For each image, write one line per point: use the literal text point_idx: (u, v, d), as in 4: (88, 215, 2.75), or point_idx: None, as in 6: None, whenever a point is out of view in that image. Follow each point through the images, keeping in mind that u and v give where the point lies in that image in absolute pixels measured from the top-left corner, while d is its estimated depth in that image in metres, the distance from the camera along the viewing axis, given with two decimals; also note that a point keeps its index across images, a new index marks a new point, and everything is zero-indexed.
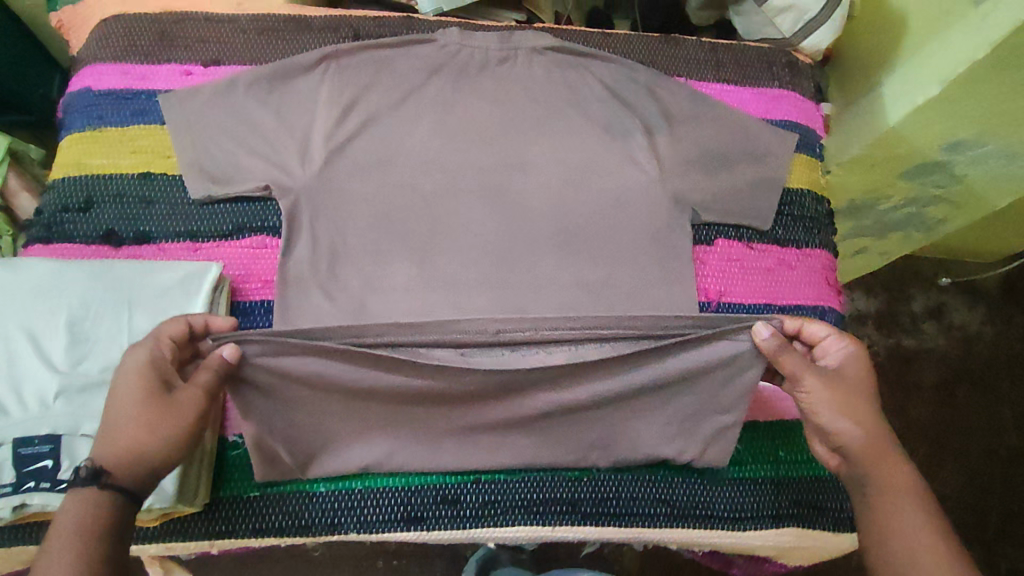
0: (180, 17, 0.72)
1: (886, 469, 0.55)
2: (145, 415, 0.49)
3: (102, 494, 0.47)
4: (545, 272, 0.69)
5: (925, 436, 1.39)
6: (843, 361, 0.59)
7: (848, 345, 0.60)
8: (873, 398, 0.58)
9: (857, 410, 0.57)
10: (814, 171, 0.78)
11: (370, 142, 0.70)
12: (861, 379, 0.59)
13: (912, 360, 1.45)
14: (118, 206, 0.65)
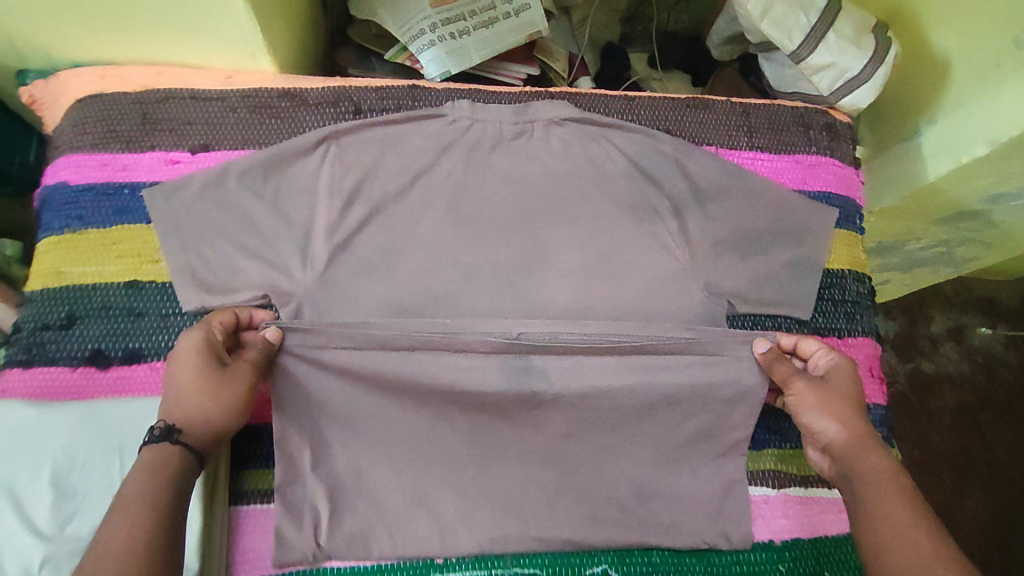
0: (164, 96, 0.65)
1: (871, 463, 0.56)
2: (202, 384, 0.53)
3: (171, 447, 0.50)
4: (569, 375, 0.64)
5: (947, 463, 1.25)
6: (832, 369, 0.62)
7: (838, 357, 0.63)
8: (862, 403, 0.60)
9: (841, 413, 0.59)
10: (854, 248, 0.73)
11: (376, 237, 0.64)
12: (850, 386, 0.61)
13: (933, 387, 1.31)
14: (104, 320, 0.59)
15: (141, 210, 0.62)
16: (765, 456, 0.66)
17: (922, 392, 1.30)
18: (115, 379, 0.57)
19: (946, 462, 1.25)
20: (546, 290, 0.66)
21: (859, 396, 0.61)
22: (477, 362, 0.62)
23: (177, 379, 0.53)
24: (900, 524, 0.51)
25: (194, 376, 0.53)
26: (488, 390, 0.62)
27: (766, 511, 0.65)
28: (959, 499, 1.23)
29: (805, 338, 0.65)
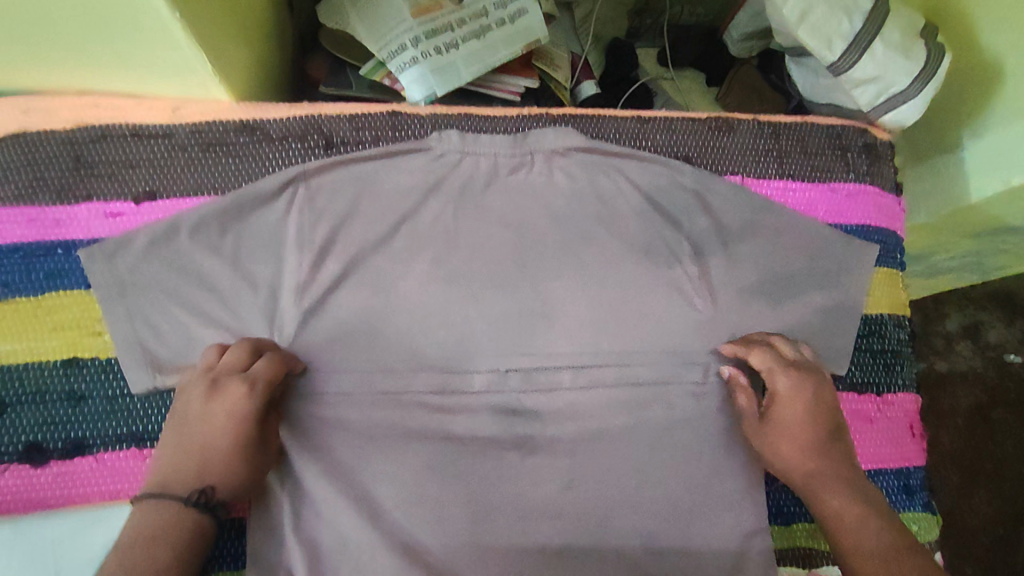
0: (100, 134, 0.56)
1: (832, 502, 0.52)
2: (244, 449, 0.49)
3: (206, 517, 0.47)
4: (577, 449, 0.56)
5: (955, 465, 1.16)
6: (778, 392, 0.55)
7: (783, 376, 0.55)
8: (820, 428, 0.54)
9: (793, 452, 0.54)
10: (895, 288, 0.65)
11: (355, 296, 0.56)
12: (803, 415, 0.54)
13: (946, 386, 1.19)
14: (40, 407, 0.51)
15: (77, 273, 0.53)
16: (794, 534, 0.58)
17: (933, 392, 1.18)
18: (57, 476, 0.50)
19: (952, 464, 1.16)
20: (551, 351, 0.58)
21: (813, 424, 0.54)
22: (460, 407, 0.56)
23: (210, 431, 0.48)
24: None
25: (240, 440, 0.48)
26: (482, 459, 0.55)
27: None
28: (965, 502, 1.14)
29: (748, 351, 0.56)
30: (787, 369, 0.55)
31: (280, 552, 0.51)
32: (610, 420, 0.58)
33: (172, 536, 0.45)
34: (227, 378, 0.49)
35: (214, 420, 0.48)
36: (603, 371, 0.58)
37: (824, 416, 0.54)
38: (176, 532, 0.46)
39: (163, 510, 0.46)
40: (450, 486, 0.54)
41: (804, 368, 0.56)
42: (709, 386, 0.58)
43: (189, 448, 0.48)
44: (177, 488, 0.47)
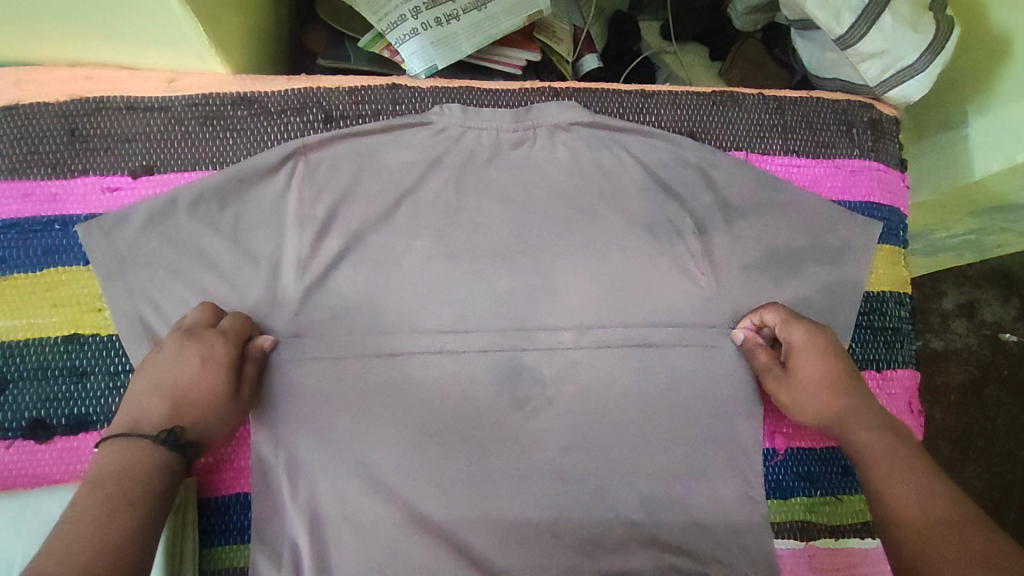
0: (93, 107, 0.55)
1: (864, 442, 0.50)
2: (217, 396, 0.48)
3: (173, 457, 0.45)
4: (576, 428, 0.56)
5: (947, 438, 1.17)
6: (794, 345, 0.54)
7: (795, 331, 0.55)
8: (838, 375, 0.53)
9: (815, 401, 0.53)
10: (897, 265, 0.65)
11: (356, 272, 0.56)
12: (822, 363, 0.53)
13: (940, 363, 1.19)
14: (42, 383, 0.51)
15: (75, 248, 0.53)
16: (793, 506, 0.59)
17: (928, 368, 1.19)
18: (60, 452, 0.50)
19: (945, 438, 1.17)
20: (552, 326, 0.58)
21: (833, 373, 0.53)
22: (462, 383, 0.56)
23: (181, 375, 0.47)
24: (913, 505, 0.44)
25: (209, 385, 0.48)
26: (484, 434, 0.55)
27: (794, 567, 0.58)
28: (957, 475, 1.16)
29: (761, 312, 0.57)
30: (800, 323, 0.55)
31: (288, 521, 0.52)
32: (612, 396, 0.57)
33: (142, 471, 0.43)
34: (198, 330, 0.49)
35: (185, 367, 0.47)
36: (605, 346, 0.58)
37: (842, 363, 0.54)
38: (146, 464, 0.43)
39: (132, 446, 0.44)
40: (453, 458, 0.54)
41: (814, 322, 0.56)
42: (709, 361, 0.58)
43: (159, 391, 0.47)
44: (144, 424, 0.45)
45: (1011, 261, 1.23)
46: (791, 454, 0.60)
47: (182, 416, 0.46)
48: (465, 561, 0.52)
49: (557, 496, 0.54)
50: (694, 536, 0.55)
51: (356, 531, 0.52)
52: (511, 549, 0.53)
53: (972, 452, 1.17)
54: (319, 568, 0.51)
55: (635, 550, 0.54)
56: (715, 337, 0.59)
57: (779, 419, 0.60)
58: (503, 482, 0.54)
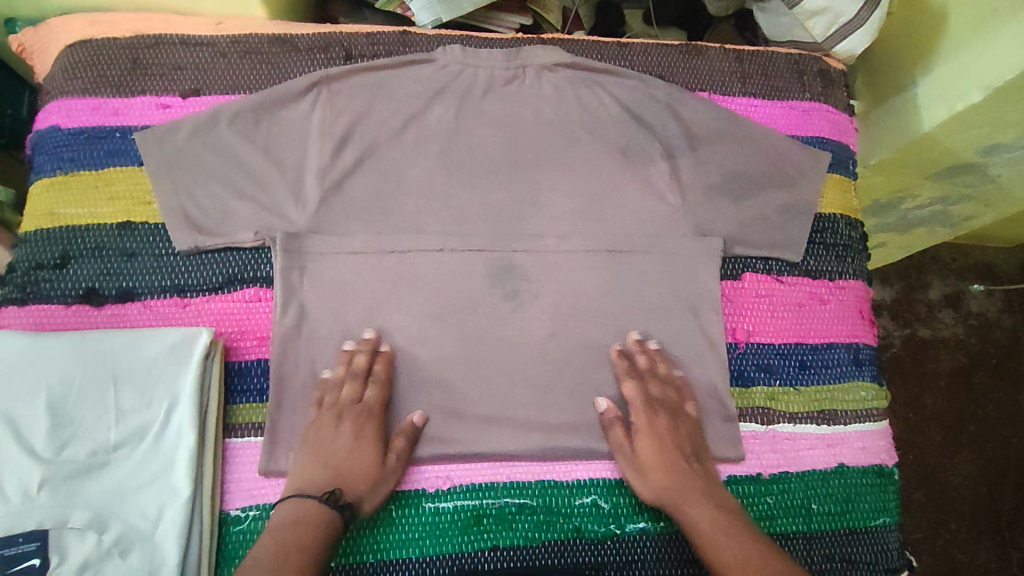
0: (153, 41, 0.66)
1: (693, 515, 0.56)
2: (370, 461, 0.57)
3: (336, 516, 0.53)
4: (561, 315, 0.64)
5: (939, 424, 1.18)
6: (642, 424, 0.60)
7: (643, 416, 0.60)
8: (675, 453, 0.59)
9: (657, 476, 0.58)
10: (847, 193, 0.73)
11: (369, 183, 0.64)
12: (662, 451, 0.59)
13: (926, 350, 1.22)
14: (98, 260, 0.60)
15: (132, 152, 0.63)
16: (754, 394, 0.65)
17: (913, 353, 1.21)
18: (111, 317, 0.59)
19: (934, 422, 1.18)
20: (538, 234, 0.66)
21: (654, 446, 0.59)
22: (459, 281, 0.64)
23: (345, 448, 0.57)
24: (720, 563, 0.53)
25: (371, 461, 0.57)
26: (478, 323, 0.63)
27: (757, 447, 0.64)
28: (947, 460, 1.16)
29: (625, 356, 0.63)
30: (646, 412, 0.60)
31: (308, 382, 0.60)
32: (592, 290, 0.65)
33: (300, 525, 0.52)
34: (348, 412, 0.58)
35: (344, 442, 0.57)
36: (585, 251, 0.66)
37: (676, 432, 0.61)
38: (296, 519, 0.52)
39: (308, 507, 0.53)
40: (451, 339, 0.62)
41: (667, 413, 0.61)
42: (678, 266, 0.66)
43: (330, 465, 0.56)
44: (314, 487, 0.55)
45: (991, 254, 1.28)
46: (753, 348, 0.67)
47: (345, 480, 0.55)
48: (459, 419, 0.61)
49: (542, 374, 0.62)
50: None
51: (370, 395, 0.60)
52: (499, 416, 0.61)
53: (964, 438, 1.18)
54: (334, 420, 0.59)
55: (609, 418, 0.62)
56: (682, 246, 0.66)
57: (741, 316, 0.67)
58: (496, 361, 0.62)
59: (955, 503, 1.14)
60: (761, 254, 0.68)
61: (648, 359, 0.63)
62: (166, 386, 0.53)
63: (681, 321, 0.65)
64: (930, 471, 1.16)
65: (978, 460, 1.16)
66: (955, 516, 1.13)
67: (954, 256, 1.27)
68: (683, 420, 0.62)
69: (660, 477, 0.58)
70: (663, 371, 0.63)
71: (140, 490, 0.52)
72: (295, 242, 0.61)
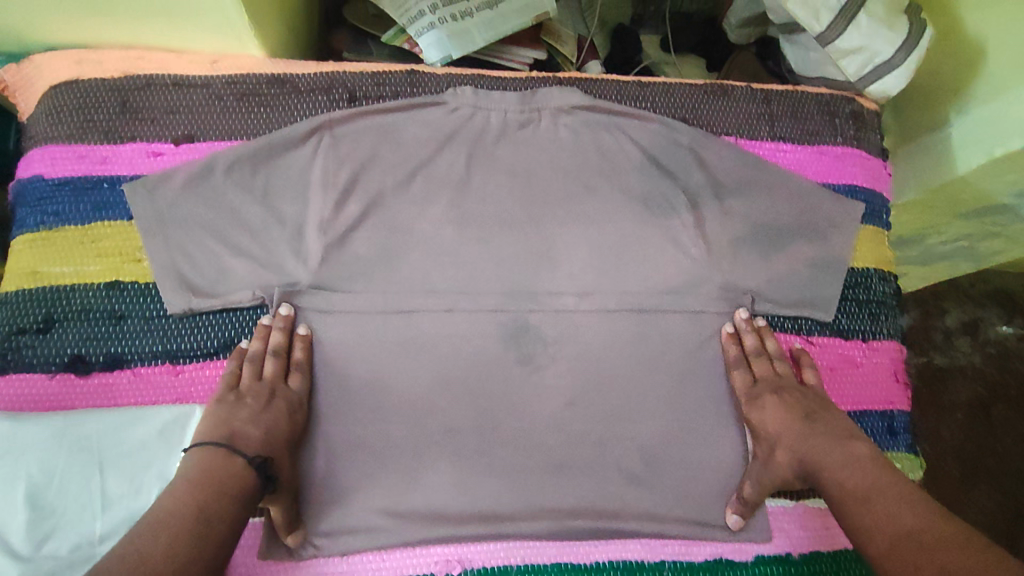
0: (144, 83, 0.61)
1: (837, 466, 0.50)
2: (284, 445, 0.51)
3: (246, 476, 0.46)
4: (578, 379, 0.60)
5: (956, 459, 1.14)
6: (752, 402, 0.59)
7: (763, 395, 0.58)
8: (784, 421, 0.56)
9: (784, 446, 0.55)
10: (881, 245, 0.69)
11: (373, 237, 0.60)
12: (786, 421, 0.56)
13: (944, 380, 1.18)
14: (85, 323, 0.56)
15: (120, 205, 0.59)
16: None
17: (930, 384, 1.18)
18: (98, 386, 0.55)
19: (953, 458, 1.14)
20: (555, 291, 0.62)
21: (781, 421, 0.56)
22: (468, 340, 0.60)
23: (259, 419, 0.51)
24: (878, 518, 0.45)
25: (282, 433, 0.52)
26: (488, 386, 0.59)
27: (782, 522, 0.60)
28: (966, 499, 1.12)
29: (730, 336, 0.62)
30: (755, 392, 0.59)
31: (309, 450, 0.56)
32: (610, 352, 0.61)
33: (220, 487, 0.44)
34: (252, 390, 0.53)
35: (269, 416, 0.52)
36: (604, 309, 0.62)
37: (790, 395, 0.57)
38: (218, 480, 0.45)
39: (216, 459, 0.46)
40: (461, 405, 0.59)
41: (770, 388, 0.58)
42: (702, 326, 0.62)
43: (258, 431, 0.50)
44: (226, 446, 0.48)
45: (1013, 282, 1.24)
46: None
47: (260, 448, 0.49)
48: (469, 493, 0.57)
49: (557, 445, 0.59)
50: (683, 480, 0.60)
51: (374, 466, 0.57)
52: (511, 487, 0.58)
53: (982, 472, 1.14)
54: (337, 493, 0.56)
55: (629, 490, 0.59)
56: (705, 303, 0.63)
57: None
58: (509, 428, 0.59)
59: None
60: (790, 312, 0.64)
61: (755, 339, 0.61)
62: (158, 467, 0.49)
63: (705, 384, 0.62)
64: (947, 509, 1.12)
65: (1000, 498, 1.12)
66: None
67: (974, 285, 1.23)
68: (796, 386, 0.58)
69: (802, 434, 0.54)
70: (751, 344, 0.61)
71: None
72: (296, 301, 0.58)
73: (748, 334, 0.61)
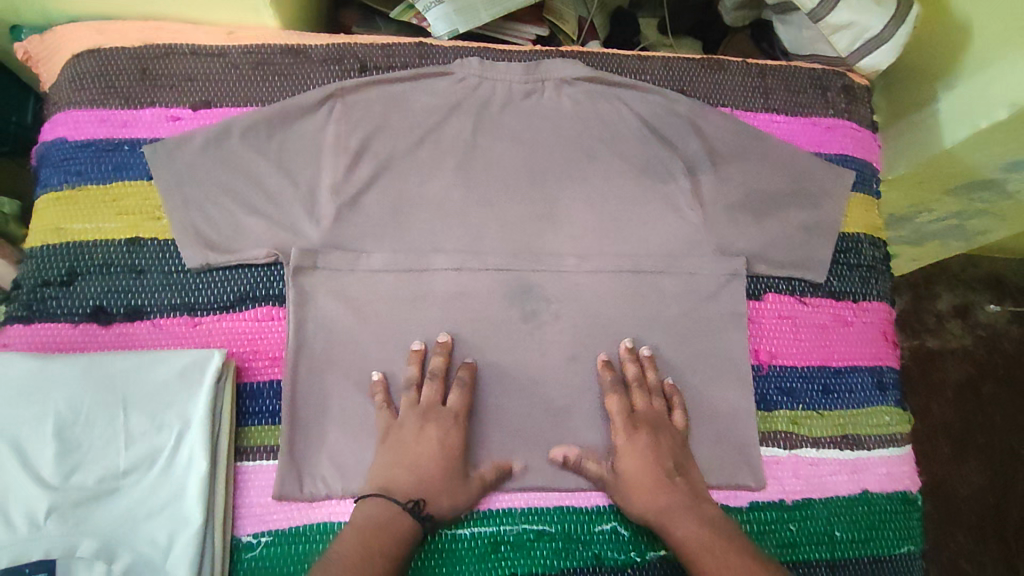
0: (163, 52, 0.64)
1: (682, 534, 0.53)
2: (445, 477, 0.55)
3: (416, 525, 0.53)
4: (580, 336, 0.63)
5: (947, 436, 1.17)
6: (621, 447, 0.58)
7: (640, 430, 0.58)
8: (649, 467, 0.57)
9: (642, 491, 0.56)
10: (871, 213, 0.71)
11: (384, 199, 0.63)
12: (645, 470, 0.57)
13: (935, 361, 1.20)
14: (106, 277, 0.58)
15: (140, 166, 0.61)
16: (777, 418, 0.64)
17: (921, 364, 1.20)
18: (119, 335, 0.57)
19: (944, 435, 1.17)
20: (558, 251, 0.64)
21: (641, 460, 0.57)
22: (475, 298, 0.62)
23: (418, 444, 0.56)
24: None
25: (427, 461, 0.55)
26: (494, 342, 0.62)
27: (778, 471, 0.62)
28: (956, 472, 1.15)
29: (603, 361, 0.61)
30: (627, 425, 0.59)
31: (323, 399, 0.59)
32: (610, 310, 0.64)
33: (389, 538, 0.51)
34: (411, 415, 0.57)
35: (425, 443, 0.56)
36: (604, 269, 0.64)
37: (660, 435, 0.59)
38: (383, 526, 0.52)
39: (390, 511, 0.53)
40: (468, 359, 0.61)
41: (646, 424, 0.59)
42: (700, 286, 0.65)
43: (407, 466, 0.55)
44: (396, 491, 0.54)
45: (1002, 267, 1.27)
46: (776, 371, 0.65)
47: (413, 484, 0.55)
48: (476, 442, 0.60)
49: (561, 398, 0.62)
50: None
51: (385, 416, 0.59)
52: (516, 438, 0.60)
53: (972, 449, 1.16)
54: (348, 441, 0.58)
55: None
56: (703, 264, 0.65)
57: (765, 338, 0.65)
58: (514, 383, 0.61)
59: (962, 514, 1.13)
60: (784, 273, 0.66)
61: (635, 368, 0.61)
62: (177, 408, 0.52)
63: (702, 341, 0.64)
64: (937, 482, 1.14)
65: (990, 473, 1.15)
66: (962, 527, 1.12)
67: (965, 269, 1.25)
68: (666, 426, 0.60)
69: (662, 479, 0.56)
70: (652, 380, 0.61)
71: (149, 517, 0.50)
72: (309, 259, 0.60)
73: (649, 368, 0.62)
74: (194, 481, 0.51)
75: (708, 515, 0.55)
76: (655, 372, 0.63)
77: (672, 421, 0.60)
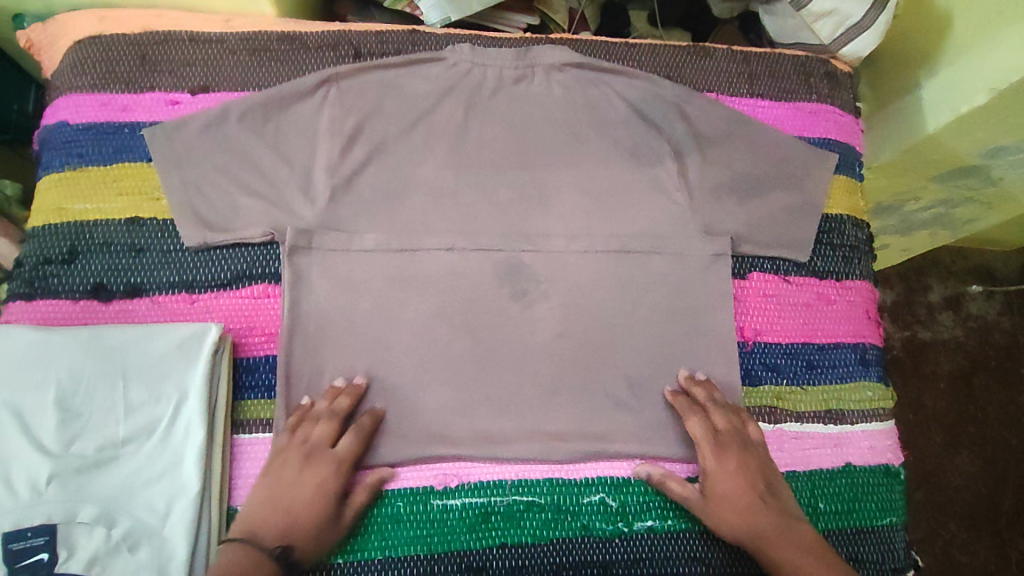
0: (162, 38, 0.66)
1: (786, 558, 0.55)
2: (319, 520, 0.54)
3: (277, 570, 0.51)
4: (568, 314, 0.64)
5: (939, 426, 1.17)
6: (710, 477, 0.59)
7: (730, 461, 0.59)
8: (744, 495, 0.57)
9: (732, 517, 0.57)
10: (854, 195, 0.73)
11: (377, 182, 0.64)
12: (738, 498, 0.57)
13: (927, 354, 1.20)
14: (106, 255, 0.60)
15: (140, 148, 0.63)
16: (761, 393, 0.66)
17: (913, 357, 1.19)
18: (119, 311, 0.59)
19: (936, 425, 1.17)
20: (546, 232, 0.66)
21: (738, 490, 0.58)
22: (465, 278, 0.64)
23: (296, 489, 0.54)
24: None
25: (304, 503, 0.54)
26: (483, 320, 0.63)
27: None
28: (948, 461, 1.15)
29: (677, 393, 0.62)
30: (714, 449, 0.59)
31: (316, 374, 0.60)
32: (598, 289, 0.65)
33: None
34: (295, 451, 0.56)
35: (302, 489, 0.54)
36: (592, 249, 0.66)
37: (747, 460, 0.59)
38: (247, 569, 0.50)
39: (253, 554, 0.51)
40: (459, 337, 0.63)
41: (733, 448, 0.59)
42: (686, 265, 0.66)
43: (281, 510, 0.54)
44: (263, 539, 0.52)
45: (992, 259, 1.26)
46: (760, 347, 0.67)
47: (278, 526, 0.53)
48: (467, 417, 0.61)
49: (550, 375, 0.63)
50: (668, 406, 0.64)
51: (378, 392, 0.60)
52: (506, 413, 0.62)
53: (965, 439, 1.17)
54: None
55: (617, 415, 0.63)
56: (689, 244, 0.66)
57: (749, 316, 0.67)
58: (504, 359, 0.63)
59: (955, 503, 1.13)
60: (769, 253, 0.68)
61: (704, 392, 0.62)
62: (175, 379, 0.54)
63: (688, 319, 0.66)
64: (930, 472, 1.15)
65: (980, 462, 1.15)
66: (954, 515, 1.12)
67: (955, 261, 1.25)
68: (752, 447, 0.60)
69: (759, 508, 0.57)
70: (720, 401, 0.62)
71: (148, 484, 0.53)
72: (302, 239, 0.61)
73: (711, 395, 0.62)
74: (192, 451, 0.53)
75: (806, 539, 0.56)
76: (642, 350, 0.64)
77: (747, 434, 0.61)
